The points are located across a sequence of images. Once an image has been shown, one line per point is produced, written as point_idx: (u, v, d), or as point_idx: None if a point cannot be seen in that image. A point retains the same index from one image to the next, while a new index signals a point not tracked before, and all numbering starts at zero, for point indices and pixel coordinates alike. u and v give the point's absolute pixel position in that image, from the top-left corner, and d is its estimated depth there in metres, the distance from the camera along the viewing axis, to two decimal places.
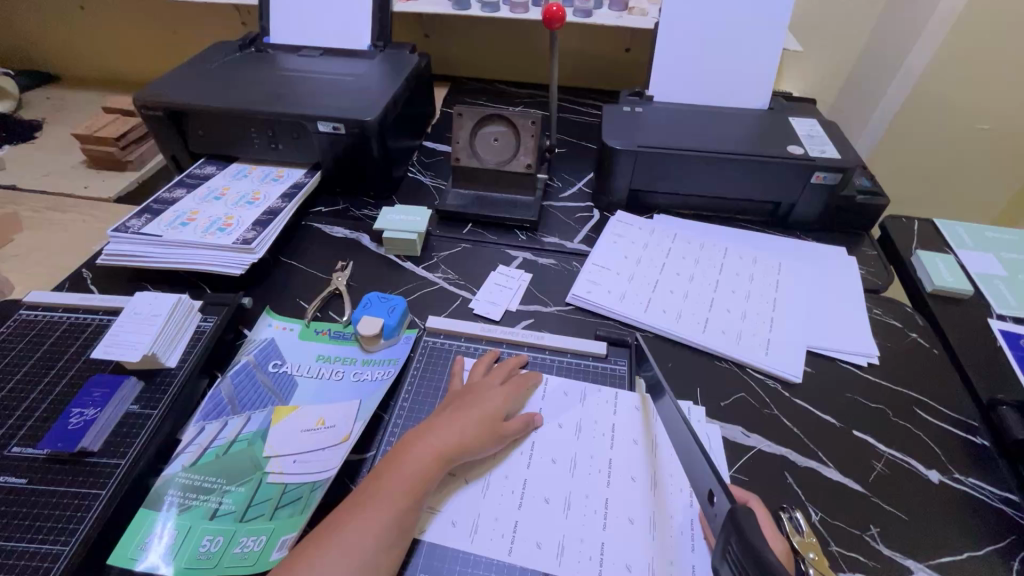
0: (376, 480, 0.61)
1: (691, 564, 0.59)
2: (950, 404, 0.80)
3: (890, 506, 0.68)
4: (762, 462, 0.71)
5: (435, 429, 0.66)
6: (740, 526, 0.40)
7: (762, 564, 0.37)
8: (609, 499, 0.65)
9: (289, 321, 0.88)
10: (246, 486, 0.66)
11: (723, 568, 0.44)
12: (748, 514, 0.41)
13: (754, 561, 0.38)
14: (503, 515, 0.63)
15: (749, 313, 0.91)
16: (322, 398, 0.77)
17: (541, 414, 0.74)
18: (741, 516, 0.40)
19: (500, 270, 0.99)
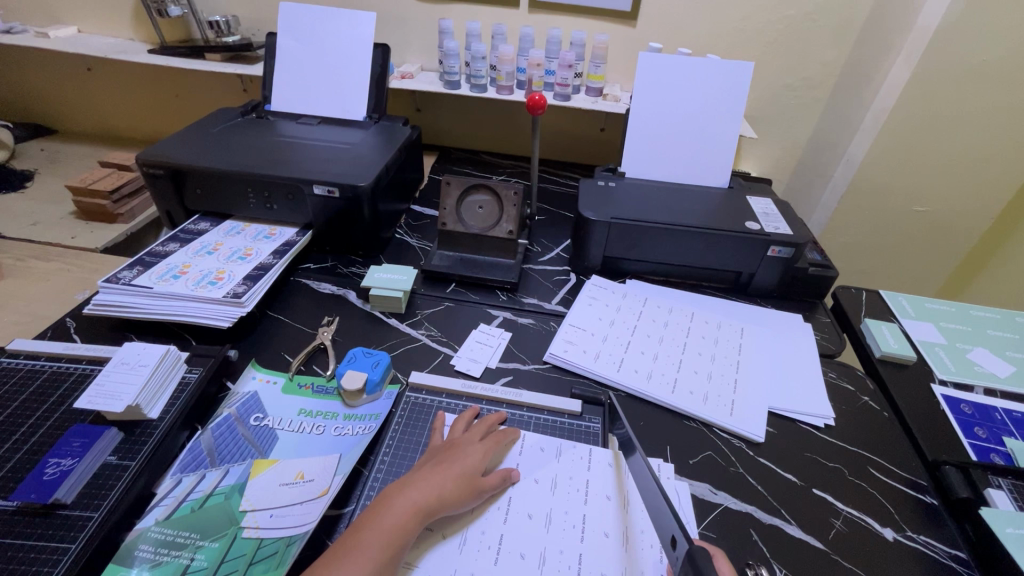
0: (357, 532, 0.62)
1: None
2: (900, 465, 0.85)
3: (850, 563, 0.71)
4: (729, 520, 0.74)
5: (417, 483, 0.68)
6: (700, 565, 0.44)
7: None
8: (582, 554, 0.67)
9: (274, 374, 0.90)
10: (220, 541, 0.67)
11: None
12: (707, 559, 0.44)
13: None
14: (479, 570, 0.64)
15: (714, 374, 0.97)
16: (302, 451, 0.79)
17: (518, 469, 0.76)
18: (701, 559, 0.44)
19: (481, 329, 1.04)
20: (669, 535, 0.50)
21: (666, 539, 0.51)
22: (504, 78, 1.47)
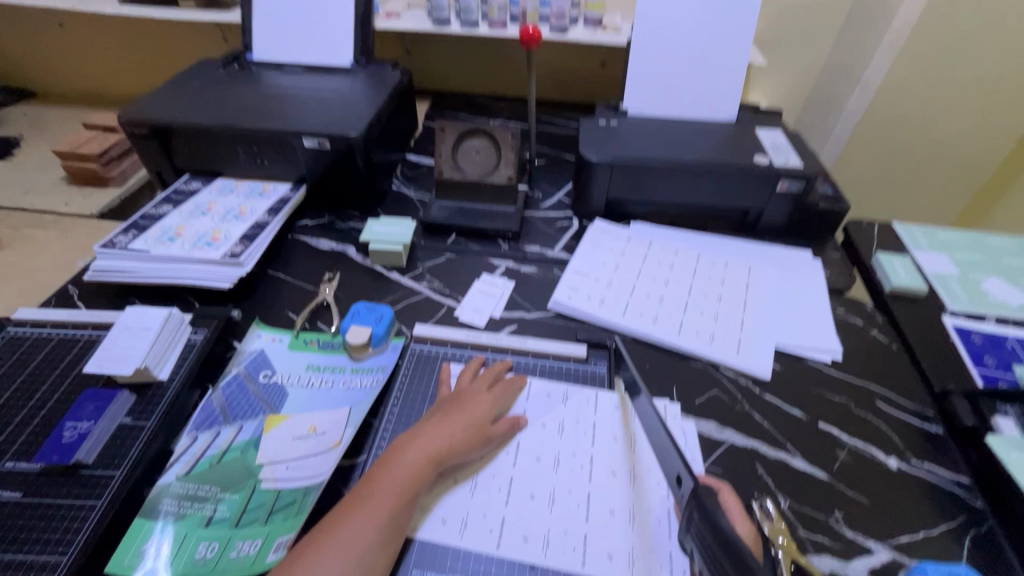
0: (370, 480, 0.64)
1: (667, 551, 0.63)
2: (907, 396, 0.85)
3: (853, 493, 0.73)
4: (734, 455, 0.76)
5: (427, 433, 0.68)
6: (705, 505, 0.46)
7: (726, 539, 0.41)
8: (591, 494, 0.68)
9: (278, 332, 0.90)
10: (240, 493, 0.69)
11: (691, 543, 0.48)
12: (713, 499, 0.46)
13: (711, 532, 0.43)
14: (491, 511, 0.67)
15: (721, 315, 0.96)
16: (312, 405, 0.80)
17: (525, 415, 0.77)
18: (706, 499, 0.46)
19: (483, 279, 1.02)
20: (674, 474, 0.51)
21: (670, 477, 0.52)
22: (496, 12, 1.38)
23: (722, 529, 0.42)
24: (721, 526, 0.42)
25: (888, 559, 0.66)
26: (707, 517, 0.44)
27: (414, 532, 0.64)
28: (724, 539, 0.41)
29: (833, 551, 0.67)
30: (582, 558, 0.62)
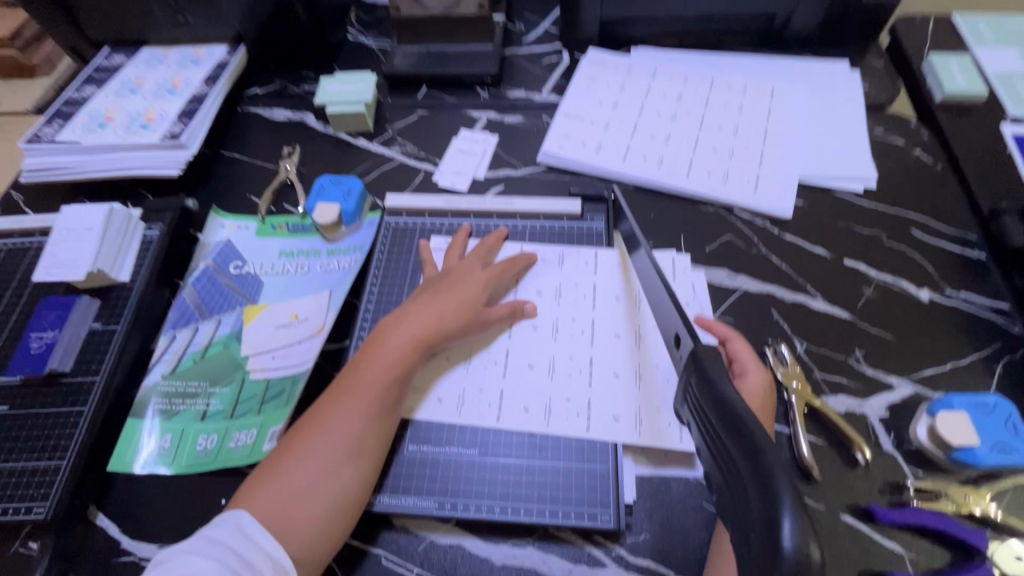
0: (355, 367, 0.60)
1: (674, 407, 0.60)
2: (947, 221, 0.76)
3: (876, 330, 0.67)
4: (749, 302, 0.69)
5: (410, 315, 0.63)
6: (705, 373, 0.40)
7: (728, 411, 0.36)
8: (593, 358, 0.64)
9: (242, 219, 0.82)
10: (231, 386, 0.67)
11: (683, 411, 0.43)
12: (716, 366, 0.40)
13: (710, 401, 0.38)
14: (488, 385, 0.63)
15: (737, 149, 0.83)
16: (291, 292, 0.75)
17: (535, 305, 0.69)
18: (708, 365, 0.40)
19: (462, 136, 0.89)
20: (671, 332, 0.47)
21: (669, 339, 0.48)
22: None
23: (725, 400, 0.37)
24: (725, 396, 0.37)
25: (910, 393, 0.63)
26: (708, 386, 0.38)
27: (413, 411, 0.62)
28: (724, 410, 0.36)
29: (851, 390, 0.63)
30: (586, 422, 0.60)
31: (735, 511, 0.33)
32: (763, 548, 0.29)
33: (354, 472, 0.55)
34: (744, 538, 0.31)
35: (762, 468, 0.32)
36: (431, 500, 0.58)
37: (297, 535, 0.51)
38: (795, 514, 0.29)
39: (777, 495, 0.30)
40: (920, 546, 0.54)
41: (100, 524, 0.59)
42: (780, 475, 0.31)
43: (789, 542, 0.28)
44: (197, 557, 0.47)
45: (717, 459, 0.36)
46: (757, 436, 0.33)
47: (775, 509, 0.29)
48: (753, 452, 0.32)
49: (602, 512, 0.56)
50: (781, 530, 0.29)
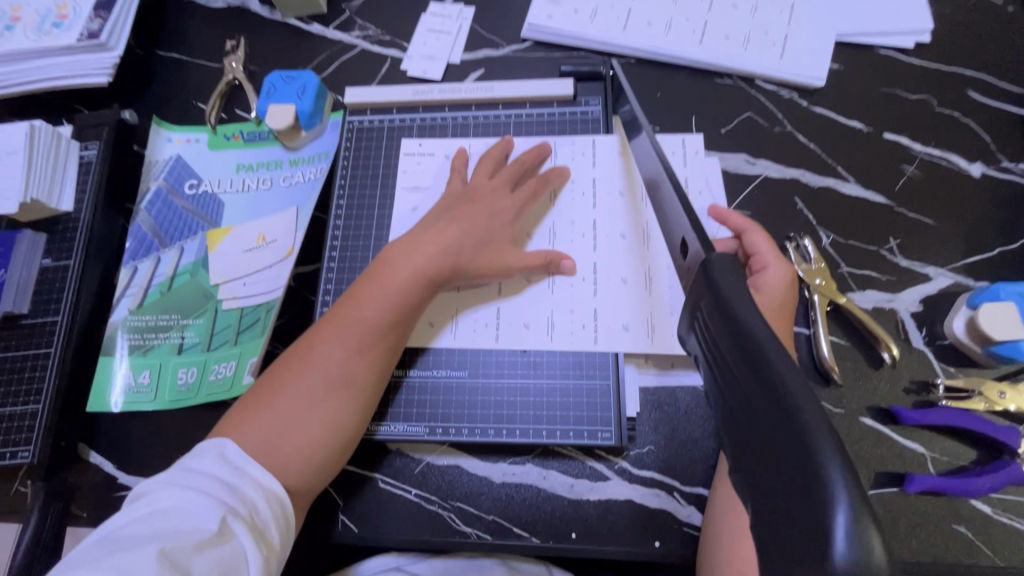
0: (353, 298, 0.53)
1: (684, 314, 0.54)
2: (1012, 78, 0.64)
3: (915, 214, 0.59)
4: (769, 191, 0.61)
5: (422, 245, 0.54)
6: (732, 308, 0.28)
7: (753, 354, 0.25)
8: (597, 264, 0.57)
9: (191, 131, 0.72)
10: (203, 317, 0.63)
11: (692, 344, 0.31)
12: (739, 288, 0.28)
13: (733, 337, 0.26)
14: (483, 304, 0.57)
15: (763, 3, 0.68)
16: (255, 211, 0.67)
17: (575, 263, 0.57)
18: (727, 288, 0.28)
19: (431, 10, 0.75)
20: (677, 242, 0.37)
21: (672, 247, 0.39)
22: None
23: (752, 335, 0.25)
24: (753, 330, 0.26)
25: (948, 284, 0.56)
26: (727, 314, 0.27)
27: (422, 346, 0.56)
28: (751, 350, 0.25)
29: (882, 286, 0.56)
30: (593, 336, 0.54)
31: (753, 486, 0.23)
32: (805, 551, 0.19)
33: (353, 416, 0.50)
34: (766, 530, 0.21)
35: (803, 438, 0.21)
36: (422, 426, 0.54)
37: (279, 472, 0.46)
38: (853, 507, 0.19)
39: (828, 480, 0.20)
40: (944, 445, 0.51)
41: (94, 462, 0.59)
42: (833, 448, 0.20)
43: (844, 550, 0.19)
44: (181, 491, 0.41)
45: (731, 415, 0.25)
46: (799, 392, 0.22)
47: (827, 501, 0.20)
48: (790, 412, 0.22)
49: (604, 428, 0.52)
50: (833, 529, 0.19)
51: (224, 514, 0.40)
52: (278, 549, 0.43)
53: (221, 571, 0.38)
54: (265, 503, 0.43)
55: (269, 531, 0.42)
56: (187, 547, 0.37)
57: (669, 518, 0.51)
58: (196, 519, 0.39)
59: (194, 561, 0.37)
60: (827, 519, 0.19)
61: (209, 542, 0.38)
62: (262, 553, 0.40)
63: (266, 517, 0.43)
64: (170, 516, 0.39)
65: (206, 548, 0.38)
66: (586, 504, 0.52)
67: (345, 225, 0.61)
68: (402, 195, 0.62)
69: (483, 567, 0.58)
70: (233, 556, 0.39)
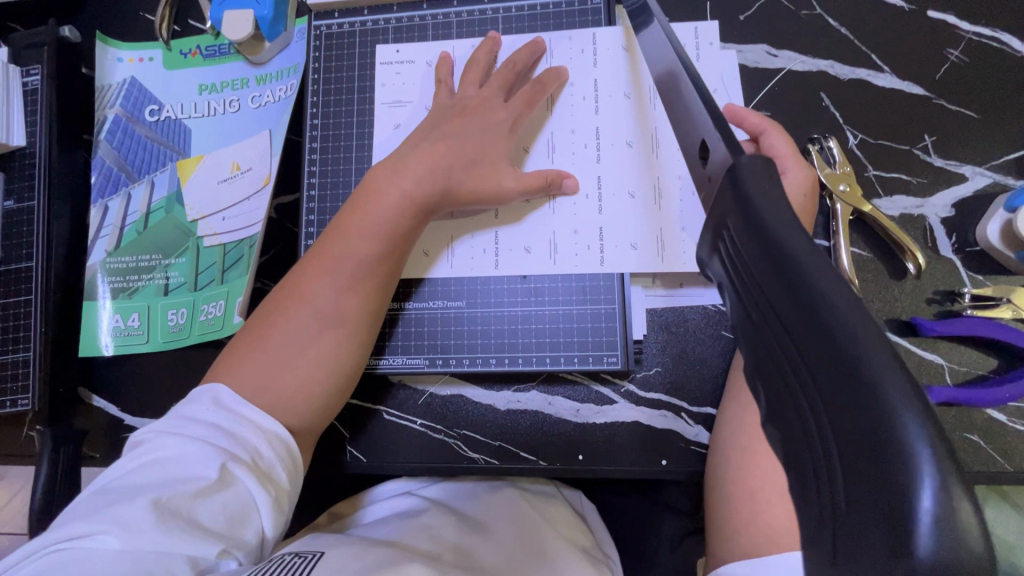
0: (338, 230, 0.49)
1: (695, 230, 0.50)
2: None
3: (956, 107, 0.52)
4: (791, 87, 0.54)
5: (411, 166, 0.49)
6: (754, 217, 0.21)
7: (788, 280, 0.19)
8: (602, 177, 0.52)
9: (142, 48, 0.64)
10: (186, 256, 0.60)
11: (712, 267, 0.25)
12: (774, 198, 0.21)
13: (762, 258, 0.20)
14: (479, 229, 0.53)
15: None
16: (225, 137, 0.62)
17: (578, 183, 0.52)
18: (755, 201, 0.21)
19: None
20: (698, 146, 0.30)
21: (693, 155, 0.31)
22: None
23: (794, 266, 0.19)
24: (796, 256, 0.19)
25: (985, 186, 0.51)
26: (756, 227, 0.20)
27: (418, 277, 0.53)
28: (794, 285, 0.18)
29: (913, 189, 0.51)
30: (599, 257, 0.51)
31: (799, 447, 0.19)
32: (877, 537, 0.16)
33: (352, 353, 0.48)
34: (821, 502, 0.18)
35: (866, 397, 0.16)
36: (421, 358, 0.52)
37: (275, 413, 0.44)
38: (943, 487, 0.15)
39: (908, 459, 0.15)
40: (964, 355, 0.49)
41: (98, 405, 0.58)
42: (917, 416, 0.15)
43: (929, 544, 0.15)
44: (178, 439, 0.40)
45: (769, 367, 0.20)
46: (869, 347, 0.16)
47: (906, 483, 0.15)
48: (853, 371, 0.16)
49: (609, 353, 0.50)
50: (916, 517, 0.15)
51: (223, 461, 0.39)
52: (288, 487, 0.43)
53: (226, 515, 0.37)
54: (269, 445, 0.42)
55: (276, 471, 0.42)
56: (186, 495, 0.37)
57: (676, 437, 0.50)
58: (195, 467, 0.38)
59: (197, 507, 0.37)
60: (905, 503, 0.15)
61: (210, 489, 0.37)
62: (267, 496, 0.40)
63: (271, 458, 0.42)
64: (170, 464, 0.38)
65: (206, 495, 0.37)
66: (593, 427, 0.51)
67: (322, 148, 0.56)
68: (382, 111, 0.56)
69: (492, 488, 0.59)
70: (237, 501, 0.38)
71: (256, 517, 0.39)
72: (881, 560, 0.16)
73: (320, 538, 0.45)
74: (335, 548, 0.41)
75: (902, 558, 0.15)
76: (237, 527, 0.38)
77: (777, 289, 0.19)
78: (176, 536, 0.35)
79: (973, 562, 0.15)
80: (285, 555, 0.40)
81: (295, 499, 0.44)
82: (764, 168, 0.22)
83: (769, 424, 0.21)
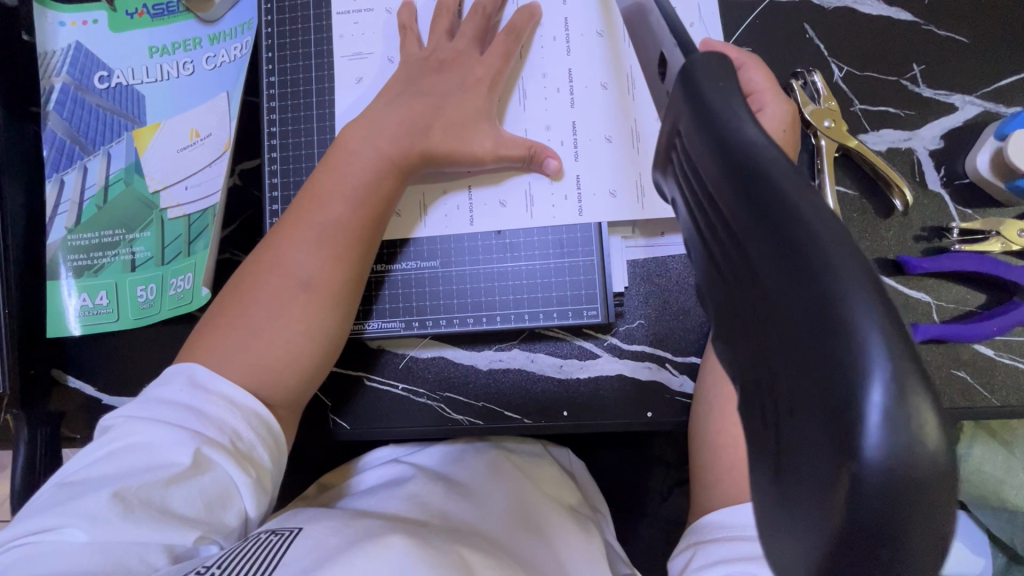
0: (315, 193, 0.46)
1: None
2: None
3: (946, 32, 0.50)
4: (773, 20, 0.51)
5: (392, 123, 0.47)
6: (706, 115, 0.19)
7: (741, 176, 0.16)
8: (577, 123, 0.49)
9: (85, 9, 0.60)
10: (150, 229, 0.57)
11: (668, 185, 0.23)
12: (728, 96, 0.19)
13: (714, 156, 0.18)
14: (452, 184, 0.51)
15: None
16: (181, 102, 0.58)
17: (561, 164, 0.49)
18: (711, 97, 0.19)
19: None
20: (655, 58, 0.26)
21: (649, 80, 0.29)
22: None
23: (746, 159, 0.16)
24: (750, 146, 0.17)
25: (975, 115, 0.49)
26: (709, 124, 0.18)
27: (393, 239, 0.51)
28: (745, 177, 0.16)
29: (900, 122, 0.49)
30: (577, 208, 0.49)
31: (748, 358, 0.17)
32: (818, 440, 0.14)
33: (330, 321, 0.45)
34: (760, 410, 0.16)
35: (822, 293, 0.14)
36: (397, 321, 0.51)
37: (260, 390, 0.43)
38: (896, 380, 0.14)
39: (861, 353, 0.14)
40: (951, 292, 0.48)
41: (74, 386, 0.57)
42: (873, 306, 0.14)
43: (878, 444, 0.13)
44: (149, 424, 0.38)
45: (714, 277, 0.18)
46: (830, 243, 0.15)
47: (857, 378, 0.14)
48: (804, 261, 0.15)
49: (589, 306, 0.49)
50: (865, 413, 0.14)
51: (197, 446, 0.37)
52: (271, 468, 0.42)
53: (203, 500, 0.37)
54: (248, 426, 0.41)
55: (257, 453, 0.40)
56: (158, 483, 0.36)
57: (661, 389, 0.49)
58: (168, 452, 0.37)
59: (169, 495, 0.37)
60: (853, 399, 0.14)
61: (182, 475, 0.37)
62: (248, 478, 0.39)
63: (251, 439, 0.40)
64: (141, 450, 0.38)
65: (180, 481, 0.37)
66: (576, 382, 0.50)
67: (281, 108, 0.53)
68: (342, 65, 0.52)
69: (480, 449, 0.59)
70: (214, 486, 0.37)
71: (237, 499, 0.39)
72: (820, 468, 0.14)
73: (302, 512, 0.45)
74: (314, 524, 0.41)
75: (847, 462, 0.14)
76: (215, 512, 0.38)
77: (725, 189, 0.17)
78: (149, 526, 0.35)
79: (923, 465, 0.14)
80: (263, 532, 0.40)
81: (279, 476, 0.43)
82: (720, 66, 0.20)
83: (716, 343, 0.19)
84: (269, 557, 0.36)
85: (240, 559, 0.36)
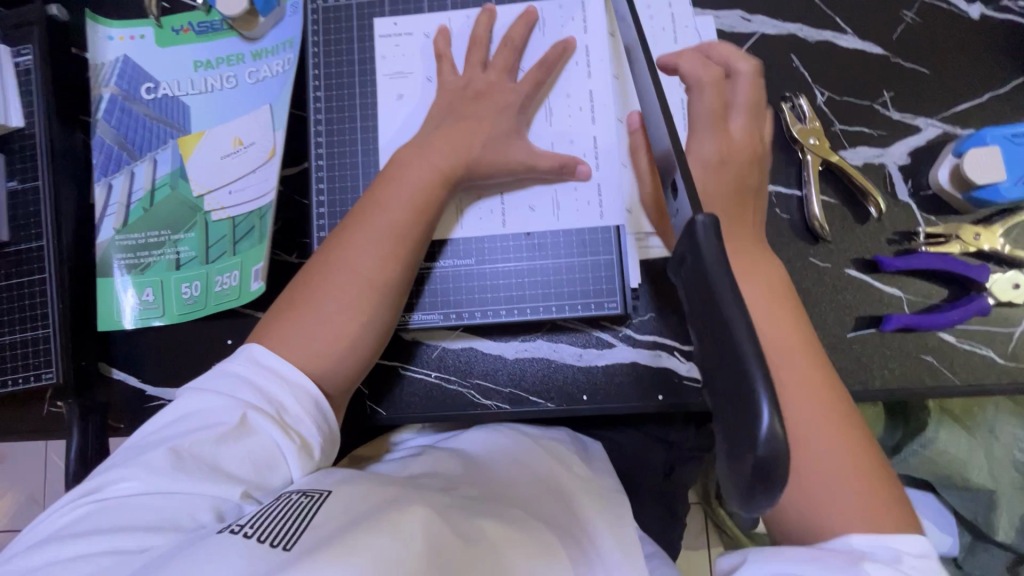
0: (373, 201, 0.51)
1: None
2: None
3: (911, 64, 0.58)
4: (764, 50, 0.58)
5: (437, 139, 0.53)
6: None
7: None
8: (596, 138, 0.56)
9: (133, 25, 0.64)
10: (194, 230, 0.61)
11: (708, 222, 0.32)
12: None
13: None
14: (487, 193, 0.56)
15: None
16: (225, 113, 0.63)
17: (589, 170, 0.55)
18: None
19: None
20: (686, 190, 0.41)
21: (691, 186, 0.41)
22: None
23: None
24: None
25: (936, 136, 0.57)
26: None
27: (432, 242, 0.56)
28: None
29: (874, 141, 0.57)
30: (598, 212, 0.55)
31: None
32: None
33: (383, 313, 0.50)
34: None
35: None
36: (436, 313, 0.56)
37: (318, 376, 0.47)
38: None
39: None
40: (916, 287, 0.55)
41: (117, 378, 0.61)
42: None
43: None
44: (204, 393, 0.43)
45: None
46: None
47: None
48: None
49: (609, 299, 0.55)
50: None
51: (245, 410, 0.42)
52: (318, 442, 0.45)
53: (251, 461, 0.42)
54: (294, 399, 0.44)
55: (303, 426, 0.44)
56: (210, 441, 0.41)
57: (670, 374, 0.55)
58: (219, 414, 0.42)
59: (218, 454, 0.41)
60: None
61: (230, 435, 0.41)
62: (293, 444, 0.43)
63: (297, 412, 0.44)
64: (197, 415, 0.43)
65: (228, 441, 0.41)
66: (595, 369, 0.56)
67: (327, 122, 0.58)
68: (383, 83, 0.58)
69: (504, 432, 0.63)
70: (260, 447, 0.42)
71: (282, 464, 0.43)
72: None
73: (340, 470, 0.46)
74: (343, 488, 0.42)
75: None
76: (262, 474, 0.42)
77: None
78: (199, 479, 0.40)
79: None
80: (294, 492, 0.41)
81: (330, 452, 0.47)
82: None
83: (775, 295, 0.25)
84: (295, 521, 0.38)
85: (270, 522, 0.38)
